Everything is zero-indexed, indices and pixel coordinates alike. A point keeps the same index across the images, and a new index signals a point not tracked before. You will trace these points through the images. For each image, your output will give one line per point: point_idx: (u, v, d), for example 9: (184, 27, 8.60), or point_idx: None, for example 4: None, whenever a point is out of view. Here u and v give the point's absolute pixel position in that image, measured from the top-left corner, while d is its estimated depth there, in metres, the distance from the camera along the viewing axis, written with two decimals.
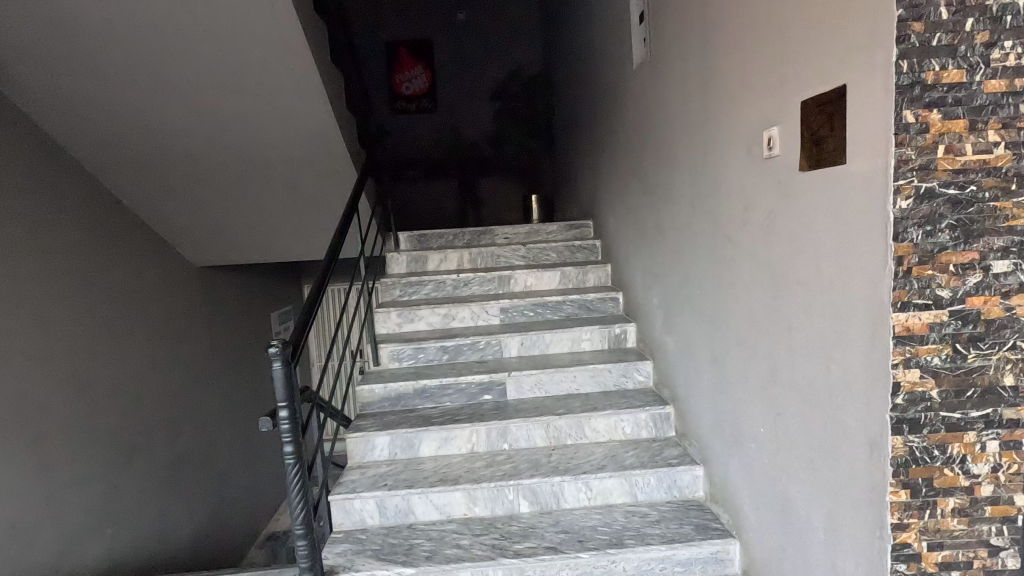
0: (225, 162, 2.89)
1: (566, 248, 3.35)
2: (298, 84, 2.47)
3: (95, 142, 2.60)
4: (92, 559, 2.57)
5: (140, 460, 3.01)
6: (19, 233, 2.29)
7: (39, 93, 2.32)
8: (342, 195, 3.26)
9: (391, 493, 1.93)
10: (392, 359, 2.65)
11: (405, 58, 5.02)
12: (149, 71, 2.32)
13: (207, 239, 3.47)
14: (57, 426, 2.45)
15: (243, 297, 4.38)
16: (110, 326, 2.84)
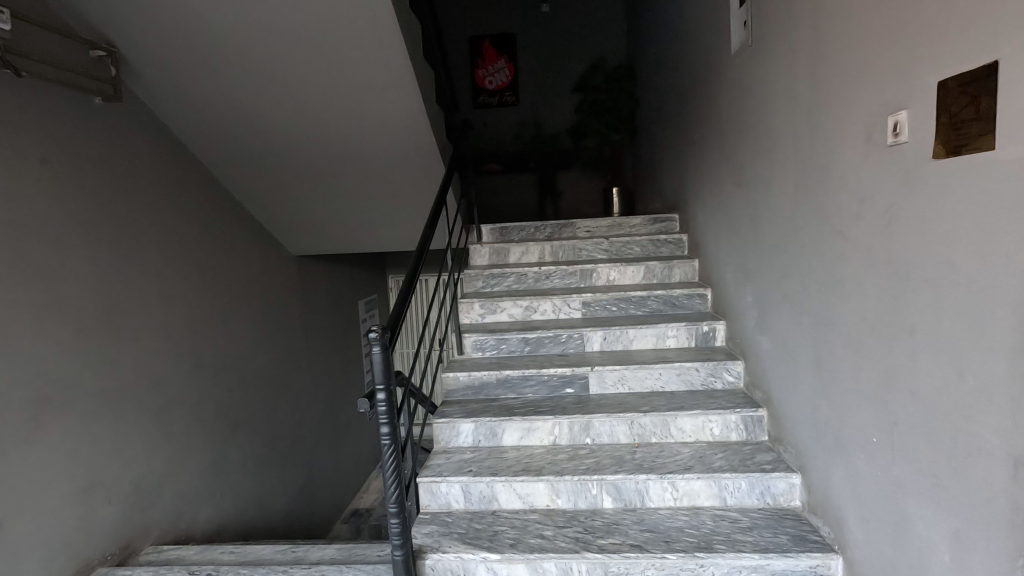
0: (323, 158, 3.05)
1: (650, 242, 3.26)
2: (392, 81, 2.56)
3: (211, 141, 2.85)
4: (202, 520, 2.84)
5: (244, 432, 3.28)
6: (146, 222, 2.56)
7: (166, 96, 2.58)
8: (428, 189, 3.35)
9: (476, 479, 1.98)
10: (474, 349, 2.71)
11: (489, 52, 5.07)
12: (260, 74, 2.49)
13: (305, 231, 3.70)
14: (176, 399, 2.72)
15: (334, 284, 4.62)
16: (221, 308, 3.10)
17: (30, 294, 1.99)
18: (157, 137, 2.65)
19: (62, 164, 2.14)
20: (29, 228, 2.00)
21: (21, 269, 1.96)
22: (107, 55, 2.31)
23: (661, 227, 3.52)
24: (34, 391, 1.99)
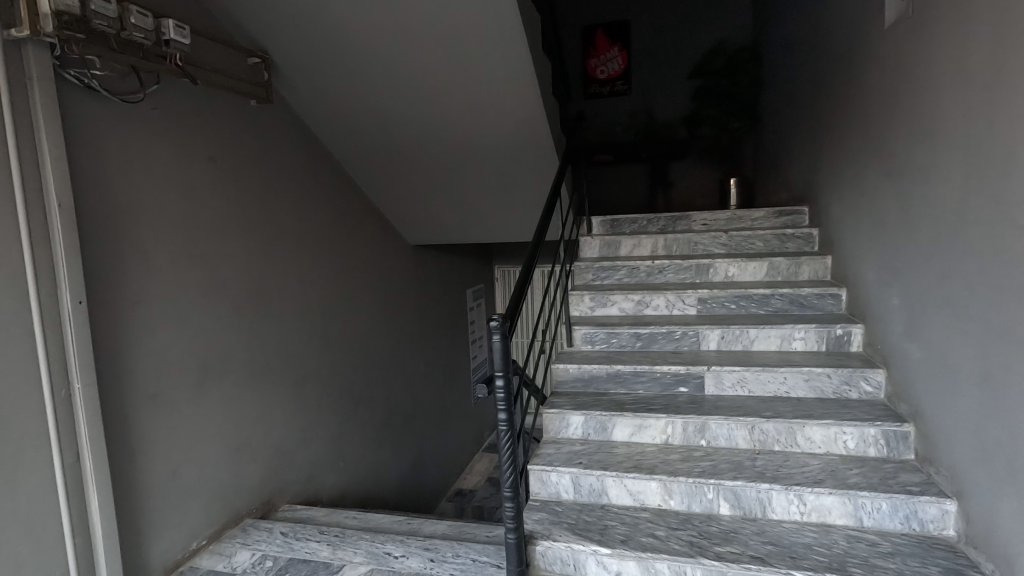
0: (443, 152, 3.17)
1: (775, 236, 3.04)
2: (513, 74, 2.58)
3: (343, 138, 3.07)
4: (327, 485, 3.11)
5: (364, 408, 3.54)
6: (289, 212, 2.82)
7: (307, 97, 2.81)
8: (540, 181, 3.37)
9: (586, 472, 1.98)
10: (584, 342, 2.70)
11: (602, 41, 4.96)
12: (390, 74, 2.63)
13: (422, 222, 3.88)
14: (309, 374, 2.99)
15: (445, 273, 4.81)
16: (348, 293, 3.36)
17: (198, 275, 2.29)
18: (298, 135, 2.90)
19: (223, 161, 2.42)
20: (198, 216, 2.28)
21: (191, 254, 2.25)
22: (261, 62, 2.57)
23: (787, 221, 3.27)
24: (199, 359, 2.28)
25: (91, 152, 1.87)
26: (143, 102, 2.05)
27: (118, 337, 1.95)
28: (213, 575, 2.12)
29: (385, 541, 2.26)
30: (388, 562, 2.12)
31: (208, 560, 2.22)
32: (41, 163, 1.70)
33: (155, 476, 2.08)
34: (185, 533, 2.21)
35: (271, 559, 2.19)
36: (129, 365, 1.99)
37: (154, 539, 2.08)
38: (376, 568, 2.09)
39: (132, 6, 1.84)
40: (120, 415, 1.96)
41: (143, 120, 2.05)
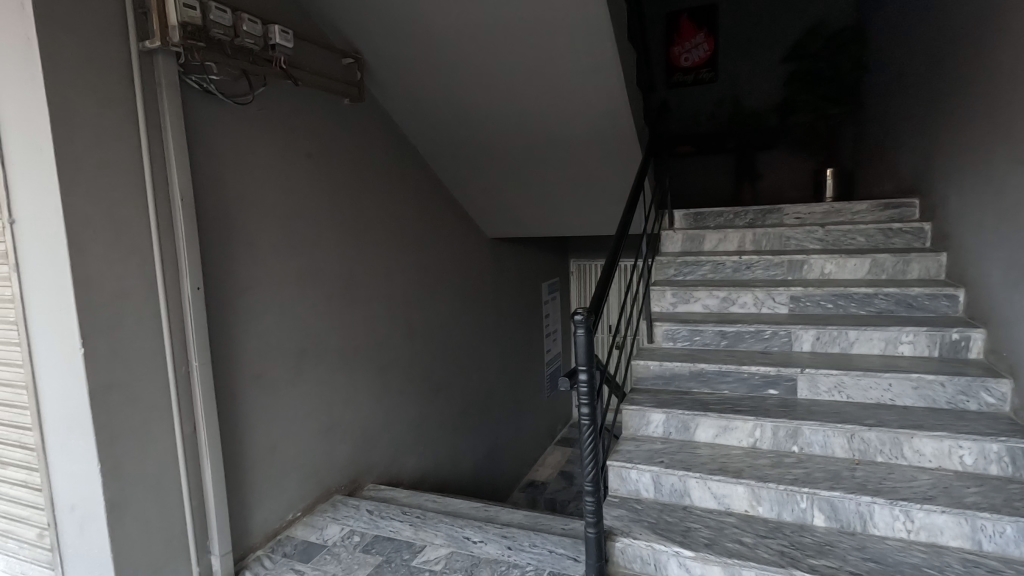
0: (523, 147, 3.18)
1: (880, 231, 2.81)
2: (598, 66, 2.53)
3: (428, 134, 3.16)
4: (407, 468, 3.24)
5: (443, 396, 3.64)
6: (377, 206, 2.95)
7: (395, 94, 2.91)
8: (622, 174, 3.30)
9: (668, 472, 1.93)
10: (665, 339, 2.63)
11: (686, 28, 4.71)
12: (475, 70, 2.67)
13: (501, 215, 3.92)
14: (393, 361, 3.12)
15: (521, 266, 4.85)
16: (430, 284, 3.46)
17: (297, 265, 2.44)
18: (386, 132, 3.02)
19: (320, 157, 2.56)
20: (297, 210, 2.44)
21: (291, 245, 2.41)
22: (354, 62, 2.69)
23: (894, 214, 3.02)
24: (297, 344, 2.45)
25: (208, 151, 2.04)
26: (251, 104, 2.21)
27: (228, 321, 2.13)
28: (308, 545, 2.28)
29: (464, 526, 2.33)
30: (467, 546, 2.18)
31: (303, 530, 2.38)
32: (168, 162, 1.88)
33: (258, 450, 2.26)
34: (283, 504, 2.39)
35: (358, 535, 2.32)
36: (237, 347, 2.17)
37: (257, 508, 2.26)
38: (456, 551, 2.16)
39: (245, 14, 2.00)
40: (230, 392, 2.14)
41: (252, 121, 2.22)
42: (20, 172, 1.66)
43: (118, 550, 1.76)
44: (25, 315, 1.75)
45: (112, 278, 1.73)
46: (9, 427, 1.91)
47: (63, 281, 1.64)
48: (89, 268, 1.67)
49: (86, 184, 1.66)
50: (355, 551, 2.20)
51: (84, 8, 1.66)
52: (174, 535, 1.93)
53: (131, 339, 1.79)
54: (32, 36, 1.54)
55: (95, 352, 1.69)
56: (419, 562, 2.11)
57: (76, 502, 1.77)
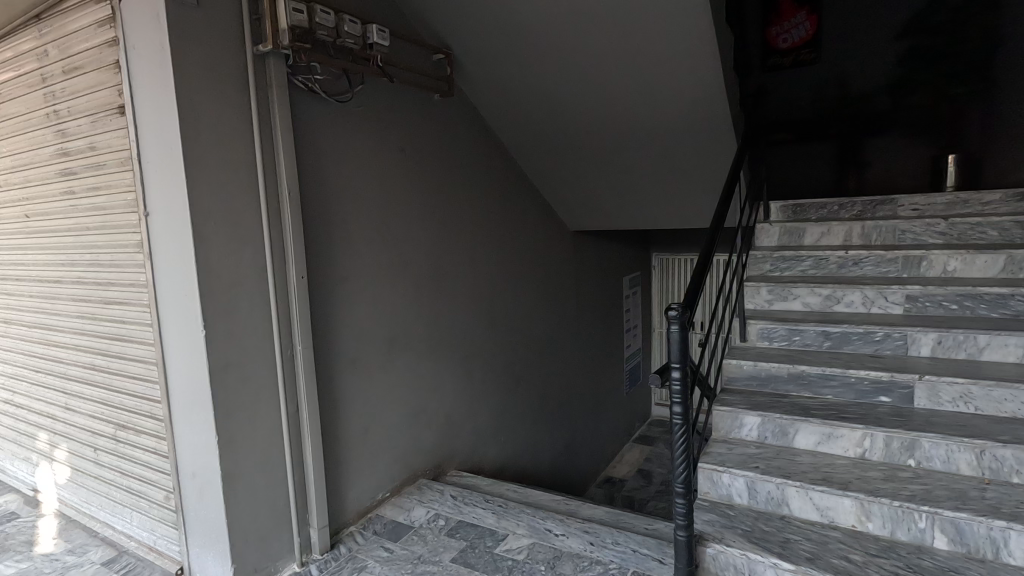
0: (609, 139, 3.11)
1: (1016, 224, 2.50)
2: (692, 53, 2.42)
3: (513, 127, 3.17)
4: (488, 456, 3.30)
5: (523, 387, 3.66)
6: (463, 199, 3.00)
7: (483, 88, 2.94)
8: (714, 165, 3.14)
9: (765, 478, 1.83)
10: (760, 338, 2.49)
11: (786, 6, 4.25)
12: (562, 62, 2.63)
13: (584, 208, 3.87)
14: (475, 351, 3.17)
15: (603, 259, 4.76)
16: (512, 276, 3.48)
17: (388, 257, 2.53)
18: (473, 126, 3.06)
19: (411, 152, 2.63)
20: (389, 203, 2.53)
21: (383, 237, 2.50)
22: (444, 57, 2.74)
23: None
24: (387, 332, 2.55)
25: (311, 148, 2.15)
26: (350, 101, 2.31)
27: (327, 308, 2.26)
28: (396, 524, 2.38)
29: (546, 517, 2.33)
30: (549, 538, 2.19)
31: (392, 510, 2.49)
32: (278, 158, 2.01)
33: (352, 432, 2.38)
34: (374, 484, 2.50)
35: (444, 518, 2.39)
36: (335, 332, 2.29)
37: (351, 486, 2.38)
38: (538, 543, 2.17)
39: (346, 16, 2.10)
40: (327, 375, 2.26)
41: (351, 118, 2.32)
42: (153, 169, 1.84)
43: (232, 516, 1.92)
44: (156, 299, 1.94)
45: (229, 266, 1.88)
46: (142, 399, 2.13)
47: (189, 268, 1.80)
48: (211, 257, 1.82)
49: (208, 180, 1.81)
50: (440, 534, 2.27)
51: (207, 18, 1.80)
52: (279, 505, 2.08)
53: (245, 323, 1.94)
54: (166, 45, 1.70)
55: (214, 334, 1.84)
56: (502, 550, 2.14)
57: (197, 470, 1.95)
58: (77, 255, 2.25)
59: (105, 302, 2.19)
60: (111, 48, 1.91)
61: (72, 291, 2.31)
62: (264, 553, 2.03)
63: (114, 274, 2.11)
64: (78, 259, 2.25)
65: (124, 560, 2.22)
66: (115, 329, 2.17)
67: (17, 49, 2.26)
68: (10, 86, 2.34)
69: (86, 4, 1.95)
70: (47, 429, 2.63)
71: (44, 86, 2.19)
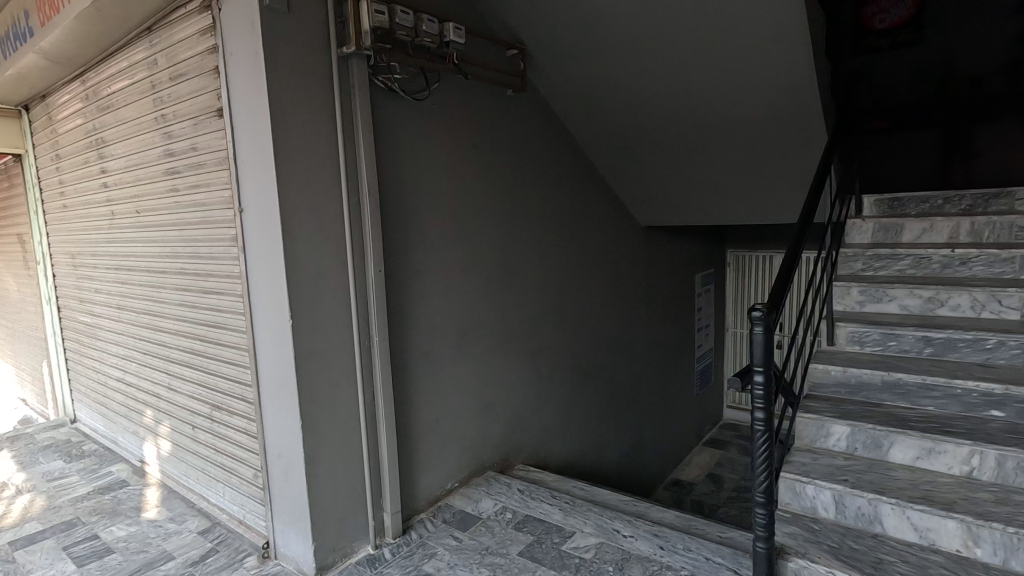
0: (686, 131, 3.00)
1: None
2: (780, 39, 2.28)
3: (585, 120, 3.12)
4: (554, 452, 3.29)
5: (590, 384, 3.62)
6: (534, 193, 2.99)
7: (556, 82, 2.91)
8: (800, 157, 2.96)
9: (855, 493, 1.71)
10: (849, 342, 2.33)
11: None
12: (638, 53, 2.56)
13: (656, 203, 3.76)
14: (544, 346, 3.16)
15: (675, 256, 4.62)
16: (581, 271, 3.44)
17: (460, 252, 2.57)
18: (546, 120, 3.05)
19: (484, 148, 2.66)
20: (462, 199, 2.56)
21: (455, 232, 2.54)
22: (518, 53, 2.74)
23: None
24: (458, 326, 2.59)
25: (389, 145, 2.22)
26: (427, 99, 2.36)
27: (402, 301, 2.32)
28: (465, 514, 2.43)
29: (614, 518, 2.30)
30: (617, 539, 2.15)
31: (460, 500, 2.53)
32: (359, 156, 2.08)
33: (423, 423, 2.45)
34: (443, 474, 2.56)
35: (511, 511, 2.41)
36: (409, 324, 2.35)
37: (422, 475, 2.45)
38: (606, 543, 2.14)
39: (424, 15, 2.15)
40: (401, 367, 2.34)
41: (427, 116, 2.37)
42: (247, 168, 1.96)
43: (313, 497, 2.02)
44: (248, 290, 2.08)
45: (314, 260, 1.97)
46: (235, 382, 2.28)
47: (277, 261, 1.91)
48: (297, 250, 1.92)
49: (296, 177, 1.90)
50: (508, 527, 2.29)
51: (297, 22, 1.89)
52: (355, 489, 2.17)
53: (327, 314, 2.04)
54: (260, 50, 1.80)
55: (300, 324, 1.94)
56: (569, 547, 2.13)
57: (283, 451, 2.07)
58: (180, 248, 2.44)
59: (204, 292, 2.36)
60: (211, 55, 2.05)
61: (176, 281, 2.52)
62: (342, 533, 2.13)
63: (212, 266, 2.28)
64: (181, 251, 2.44)
65: (218, 531, 2.40)
66: (212, 316, 2.34)
67: (132, 59, 2.47)
68: (125, 93, 2.56)
69: (191, 14, 2.10)
70: (152, 406, 2.88)
71: (154, 93, 2.39)
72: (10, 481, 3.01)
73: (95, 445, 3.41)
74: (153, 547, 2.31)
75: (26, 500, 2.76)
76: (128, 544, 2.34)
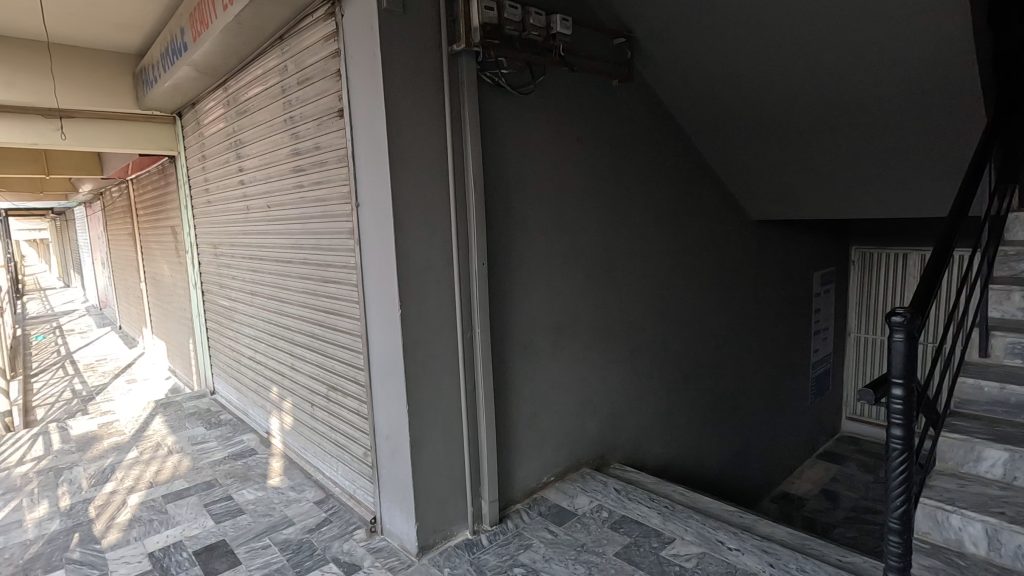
0: (809, 117, 2.76)
1: None
2: (930, 7, 2.02)
3: (695, 108, 2.96)
4: (652, 452, 3.19)
5: (692, 385, 3.46)
6: (638, 186, 2.89)
7: (665, 70, 2.79)
8: (949, 142, 2.61)
9: (1014, 529, 1.48)
10: (1008, 355, 2.02)
11: None
12: (757, 33, 2.39)
13: (772, 196, 3.50)
14: (644, 344, 3.07)
15: (791, 252, 4.28)
16: (686, 267, 3.29)
17: (561, 246, 2.56)
18: (652, 110, 2.93)
19: (587, 140, 2.61)
20: (564, 192, 2.54)
21: (557, 225, 2.53)
22: (625, 41, 2.66)
23: None
24: (558, 320, 2.58)
25: (494, 140, 2.25)
26: (532, 93, 2.36)
27: (504, 294, 2.35)
28: (560, 509, 2.42)
29: (717, 528, 2.18)
30: (721, 550, 2.04)
31: (556, 494, 2.53)
32: (466, 152, 2.13)
33: (521, 415, 2.47)
34: (539, 467, 2.58)
35: (607, 511, 2.37)
36: (509, 317, 2.38)
37: (519, 466, 2.48)
38: (709, 553, 2.04)
39: (531, 8, 2.15)
40: (501, 359, 2.37)
41: (532, 109, 2.37)
42: (364, 166, 2.07)
43: (417, 480, 2.11)
44: (363, 280, 2.20)
45: (422, 252, 2.05)
46: (349, 365, 2.44)
47: (389, 252, 2.00)
48: (408, 243, 2.00)
49: (408, 173, 1.98)
50: (604, 526, 2.25)
51: (412, 23, 1.96)
52: (455, 475, 2.25)
53: (434, 305, 2.11)
54: (377, 52, 1.89)
55: (408, 314, 2.03)
56: (669, 554, 2.05)
57: (390, 434, 2.18)
58: (303, 240, 2.65)
59: (323, 280, 2.55)
60: (334, 59, 2.19)
61: (299, 270, 2.74)
62: (443, 516, 2.21)
63: (331, 256, 2.45)
64: (304, 242, 2.64)
65: (331, 503, 2.59)
66: (330, 303, 2.52)
67: (265, 67, 2.71)
68: (259, 98, 2.82)
69: (316, 21, 2.26)
70: (278, 384, 3.17)
71: (283, 97, 2.60)
72: (164, 442, 3.46)
73: (230, 416, 3.82)
74: (276, 511, 2.54)
75: (175, 460, 3.16)
76: (256, 506, 2.60)
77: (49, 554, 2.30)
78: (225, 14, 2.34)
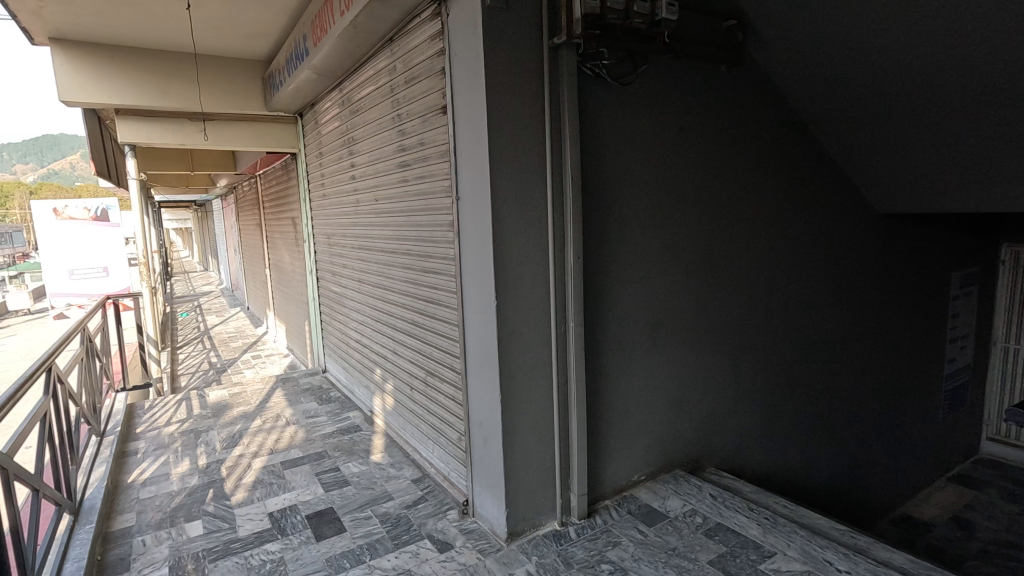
0: (951, 98, 2.45)
1: None
2: None
3: (815, 92, 2.73)
4: (752, 459, 3.03)
5: (801, 390, 3.23)
6: (746, 177, 2.73)
7: (781, 52, 2.60)
8: None
9: None
10: None
11: None
12: (891, 8, 2.15)
13: (904, 187, 3.15)
14: (748, 345, 2.90)
15: (924, 250, 3.83)
16: (799, 264, 3.06)
17: (660, 240, 2.48)
18: (764, 95, 2.74)
19: (691, 129, 2.50)
20: (664, 184, 2.46)
21: (656, 219, 2.45)
22: (735, 23, 2.50)
23: None
24: (654, 317, 2.51)
25: (594, 133, 2.22)
26: (634, 83, 2.29)
27: (599, 288, 2.33)
28: (650, 509, 2.37)
29: (825, 547, 2.03)
30: (828, 571, 1.90)
31: (647, 494, 2.48)
32: (564, 145, 2.12)
33: (614, 410, 2.44)
34: (630, 465, 2.53)
35: (701, 516, 2.28)
36: (604, 312, 2.36)
37: (609, 462, 2.46)
38: (814, 572, 1.90)
39: None
40: (595, 353, 2.36)
41: (634, 100, 2.31)
42: (465, 160, 2.14)
43: (508, 467, 2.16)
44: (461, 271, 2.28)
45: (519, 244, 2.09)
46: (447, 352, 2.54)
47: (488, 244, 2.05)
48: (505, 236, 2.05)
49: (507, 167, 2.02)
50: (697, 532, 2.17)
51: (514, 18, 1.98)
52: (545, 465, 2.27)
53: (529, 297, 2.14)
54: (480, 49, 1.94)
55: (505, 304, 2.07)
56: (769, 569, 1.94)
57: (484, 420, 2.25)
58: (408, 232, 2.79)
59: (425, 270, 2.67)
60: (439, 57, 2.27)
61: (403, 260, 2.89)
62: (531, 505, 2.25)
63: (432, 248, 2.56)
64: (408, 233, 2.78)
65: (426, 482, 2.73)
66: (431, 292, 2.63)
67: (377, 68, 2.88)
68: (371, 98, 3.00)
69: (423, 22, 2.36)
70: (381, 367, 3.38)
71: (392, 96, 2.74)
72: (283, 414, 3.82)
73: (338, 394, 4.13)
74: (378, 486, 2.72)
75: (292, 431, 3.48)
76: (359, 479, 2.80)
77: (190, 505, 2.63)
78: (343, 19, 2.51)
